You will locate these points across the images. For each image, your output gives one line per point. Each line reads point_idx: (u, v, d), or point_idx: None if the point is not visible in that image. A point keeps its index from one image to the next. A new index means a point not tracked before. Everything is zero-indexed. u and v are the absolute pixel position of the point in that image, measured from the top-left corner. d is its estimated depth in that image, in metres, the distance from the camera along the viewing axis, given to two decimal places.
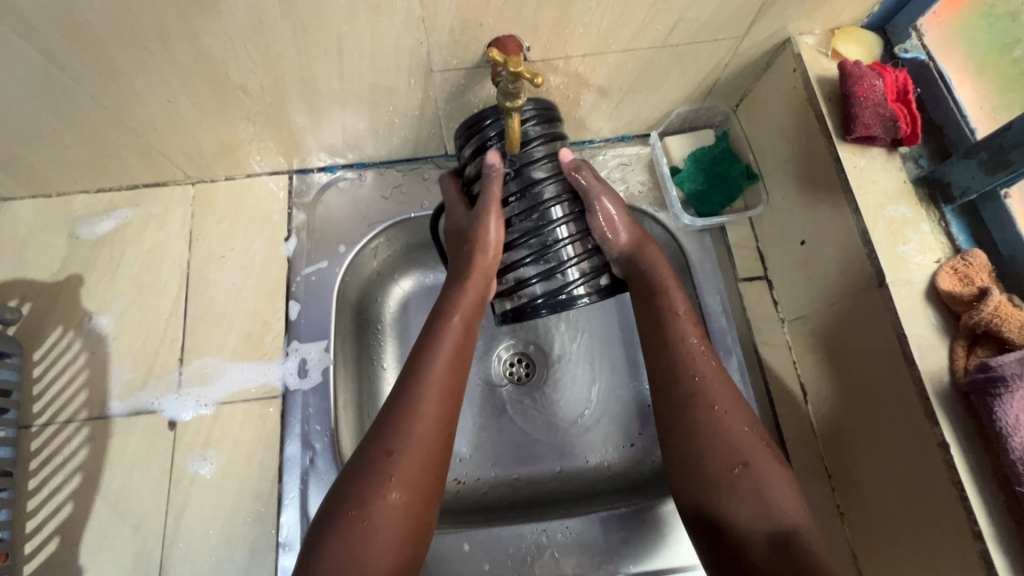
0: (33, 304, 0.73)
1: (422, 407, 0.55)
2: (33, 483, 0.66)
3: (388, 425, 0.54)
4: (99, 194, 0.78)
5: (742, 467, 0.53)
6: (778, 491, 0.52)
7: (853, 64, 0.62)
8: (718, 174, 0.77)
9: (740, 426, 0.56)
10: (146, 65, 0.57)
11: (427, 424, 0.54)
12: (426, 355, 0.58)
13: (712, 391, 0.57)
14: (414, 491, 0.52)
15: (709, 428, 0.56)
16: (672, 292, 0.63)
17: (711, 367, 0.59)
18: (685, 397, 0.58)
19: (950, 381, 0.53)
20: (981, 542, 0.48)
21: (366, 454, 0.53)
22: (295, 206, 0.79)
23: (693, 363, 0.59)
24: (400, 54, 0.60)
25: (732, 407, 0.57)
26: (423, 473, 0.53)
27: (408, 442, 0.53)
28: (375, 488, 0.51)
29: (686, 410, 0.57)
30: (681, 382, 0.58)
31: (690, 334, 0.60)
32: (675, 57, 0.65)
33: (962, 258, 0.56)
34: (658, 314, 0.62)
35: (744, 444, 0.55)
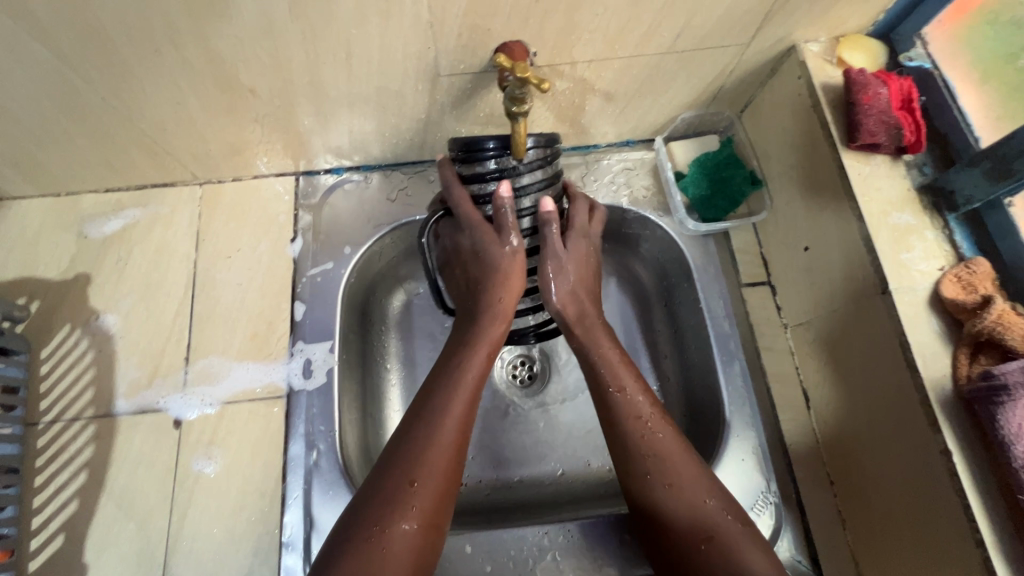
0: (41, 302, 0.74)
1: (443, 436, 0.55)
2: (40, 479, 0.66)
3: (410, 452, 0.54)
4: (108, 193, 0.79)
5: (706, 542, 0.52)
6: (748, 557, 0.50)
7: (858, 72, 0.63)
8: (722, 179, 0.78)
9: (703, 497, 0.55)
10: (157, 67, 0.57)
11: (446, 452, 0.54)
12: (449, 386, 0.58)
13: (668, 466, 0.56)
14: (431, 521, 0.52)
15: (669, 505, 0.55)
16: (616, 368, 0.62)
17: (664, 441, 0.57)
18: (642, 454, 0.57)
19: (953, 388, 0.53)
20: (983, 549, 0.48)
21: (388, 479, 0.52)
22: (301, 207, 0.80)
23: (643, 440, 0.58)
24: (408, 59, 0.60)
25: (691, 480, 0.56)
26: (441, 498, 0.53)
27: (431, 470, 0.53)
28: (389, 516, 0.50)
29: (642, 487, 0.57)
30: (635, 463, 0.57)
31: (639, 410, 0.59)
32: (680, 63, 0.66)
33: (966, 266, 0.56)
34: (599, 378, 0.61)
35: (705, 518, 0.53)
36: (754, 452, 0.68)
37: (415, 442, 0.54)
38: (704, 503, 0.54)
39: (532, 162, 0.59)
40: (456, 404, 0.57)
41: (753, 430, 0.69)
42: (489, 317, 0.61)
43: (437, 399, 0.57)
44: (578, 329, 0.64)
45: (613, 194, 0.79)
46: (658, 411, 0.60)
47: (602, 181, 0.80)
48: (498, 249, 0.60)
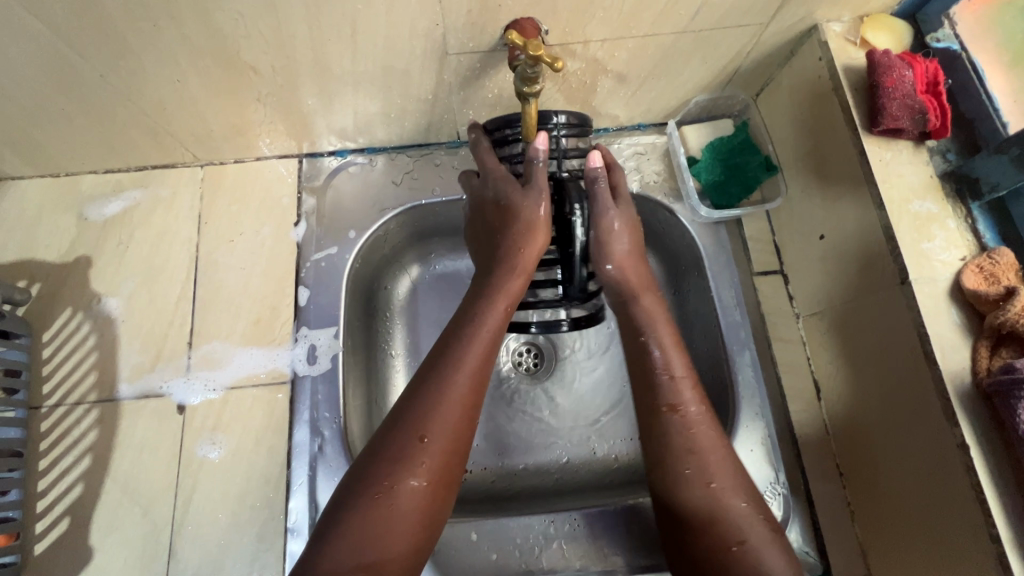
0: (42, 285, 0.73)
1: (456, 391, 0.54)
2: (44, 463, 0.66)
3: (423, 407, 0.53)
4: (107, 174, 0.77)
5: (739, 545, 0.51)
6: (771, 562, 0.51)
7: (882, 53, 0.61)
8: (735, 166, 0.76)
9: (739, 501, 0.54)
10: (155, 43, 0.55)
11: (455, 407, 0.53)
12: (467, 332, 0.57)
13: (709, 466, 0.55)
14: (439, 481, 0.52)
15: (703, 506, 0.54)
16: (668, 354, 0.61)
17: (707, 437, 0.57)
18: (686, 449, 0.56)
19: (973, 381, 0.52)
20: (998, 545, 0.48)
21: (396, 438, 0.52)
22: (304, 190, 0.78)
23: (687, 430, 0.57)
24: (415, 36, 0.58)
25: (730, 482, 0.55)
26: (449, 460, 0.53)
27: (441, 428, 0.52)
28: (401, 472, 0.50)
29: (676, 480, 0.56)
30: (674, 453, 0.56)
31: (684, 402, 0.58)
32: (696, 43, 0.64)
33: (988, 256, 0.55)
34: (647, 363, 0.60)
35: (739, 521, 0.53)
36: (763, 443, 0.67)
37: (427, 392, 0.53)
38: (739, 503, 0.54)
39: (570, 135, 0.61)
40: (471, 357, 0.55)
41: (763, 421, 0.68)
42: (505, 267, 0.60)
43: (455, 346, 0.56)
44: (636, 305, 0.63)
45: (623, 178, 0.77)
46: (703, 406, 0.59)
47: None
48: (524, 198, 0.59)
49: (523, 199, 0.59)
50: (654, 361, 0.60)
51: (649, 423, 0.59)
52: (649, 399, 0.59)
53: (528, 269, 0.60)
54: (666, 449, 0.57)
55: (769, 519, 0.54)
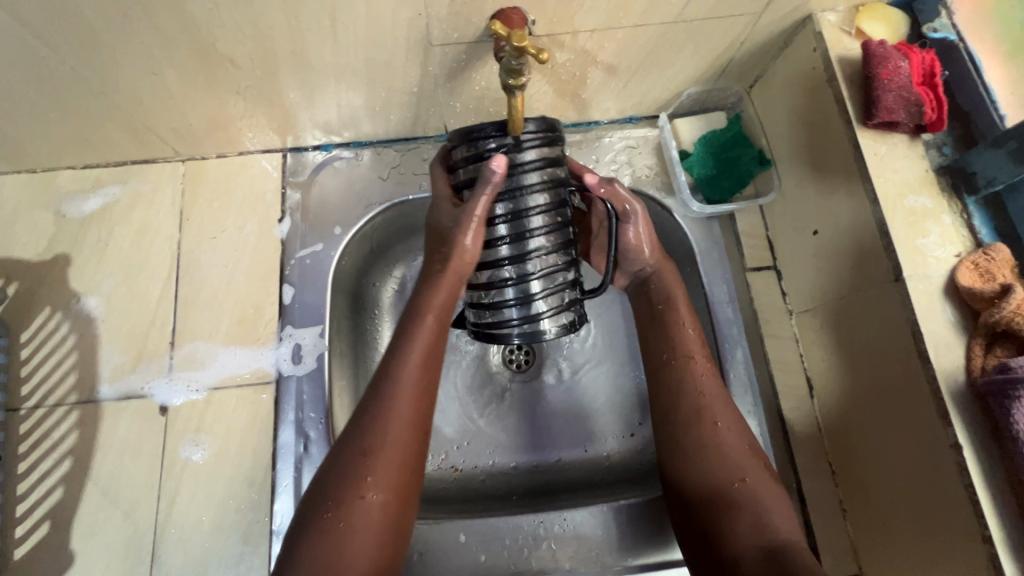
0: (20, 284, 0.71)
1: (396, 406, 0.53)
2: (23, 466, 0.65)
3: (364, 425, 0.52)
4: (86, 170, 0.75)
5: (740, 483, 0.54)
6: (770, 508, 0.52)
7: (878, 44, 0.59)
8: (729, 159, 0.74)
9: (743, 445, 0.56)
10: (127, 35, 0.53)
11: (401, 421, 0.53)
12: (402, 350, 0.56)
13: (714, 405, 0.58)
14: (393, 492, 0.51)
15: (705, 446, 0.56)
16: (682, 313, 0.62)
17: (711, 385, 0.59)
18: (694, 395, 0.58)
19: (967, 380, 0.51)
20: (990, 545, 0.47)
21: (342, 456, 0.52)
22: (289, 185, 0.77)
23: (694, 379, 0.59)
24: (398, 27, 0.56)
25: (734, 426, 0.57)
26: (400, 472, 0.52)
27: (384, 442, 0.52)
28: (349, 491, 0.50)
29: (682, 427, 0.57)
30: (684, 399, 0.58)
31: (694, 350, 0.60)
32: (688, 34, 0.62)
33: (984, 252, 0.54)
34: (673, 329, 0.62)
35: (739, 459, 0.55)
36: None
37: (370, 409, 0.53)
38: (739, 446, 0.56)
39: (532, 142, 0.52)
40: (409, 372, 0.55)
41: (754, 418, 0.68)
42: (432, 281, 0.58)
43: (390, 366, 0.55)
44: (665, 276, 0.64)
45: (614, 173, 0.76)
46: (707, 356, 0.61)
47: (602, 162, 0.77)
48: (453, 224, 0.55)
49: (453, 226, 0.54)
50: (670, 317, 0.62)
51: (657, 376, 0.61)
52: (662, 353, 0.61)
53: (457, 279, 0.57)
54: (675, 399, 0.58)
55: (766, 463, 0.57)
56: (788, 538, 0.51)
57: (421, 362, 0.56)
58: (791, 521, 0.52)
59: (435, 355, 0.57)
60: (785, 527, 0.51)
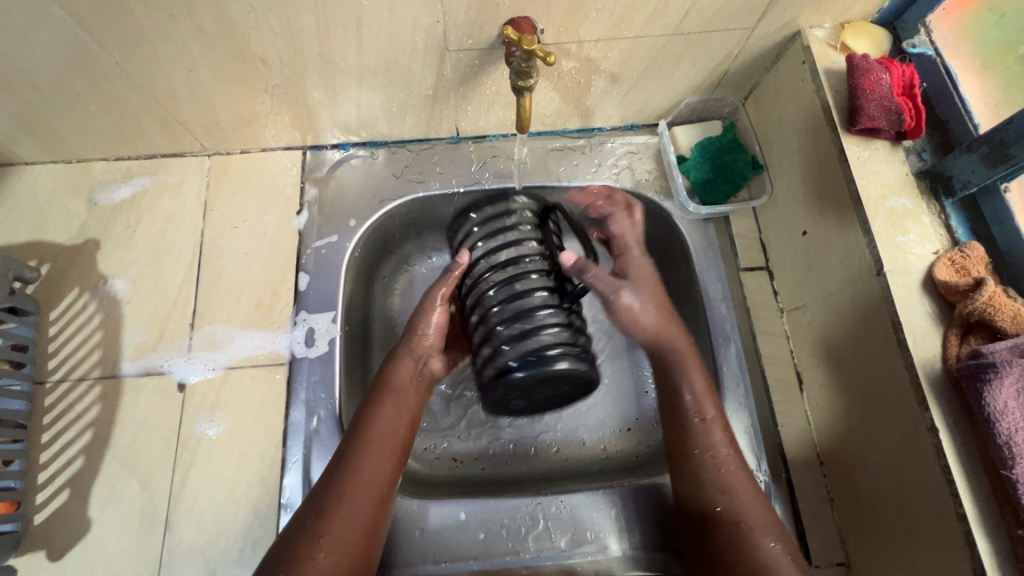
0: (51, 265, 0.75)
1: (359, 470, 0.56)
2: (46, 436, 0.68)
3: (336, 481, 0.56)
4: (118, 161, 0.80)
5: None
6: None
7: (861, 57, 0.64)
8: (724, 164, 0.78)
9: (767, 540, 0.55)
10: (171, 33, 0.58)
11: (359, 488, 0.55)
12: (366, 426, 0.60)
13: (739, 502, 0.58)
14: (345, 554, 0.52)
15: (735, 544, 0.55)
16: (700, 397, 0.63)
17: (739, 478, 0.59)
18: (716, 487, 0.58)
19: (943, 367, 0.54)
20: (965, 523, 0.49)
21: (302, 510, 0.55)
22: (308, 181, 0.81)
23: (720, 473, 0.59)
24: (417, 32, 0.61)
25: (760, 520, 0.57)
26: (353, 537, 0.53)
27: (341, 500, 0.54)
28: (306, 546, 0.52)
29: (710, 520, 0.58)
30: (707, 497, 0.58)
31: (716, 443, 0.61)
32: (685, 46, 0.67)
33: (960, 249, 0.57)
34: (680, 404, 0.63)
35: (768, 561, 0.54)
36: (746, 433, 0.68)
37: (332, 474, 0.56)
38: (769, 543, 0.55)
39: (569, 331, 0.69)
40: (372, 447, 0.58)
41: (746, 409, 0.70)
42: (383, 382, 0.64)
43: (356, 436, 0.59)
44: (654, 352, 0.67)
45: (616, 176, 0.80)
46: (734, 449, 0.61)
47: (604, 165, 0.81)
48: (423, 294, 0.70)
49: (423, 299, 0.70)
50: (686, 404, 0.63)
51: (681, 462, 0.61)
52: (681, 443, 0.62)
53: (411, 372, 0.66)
54: (699, 489, 0.59)
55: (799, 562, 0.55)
56: None
57: (384, 431, 0.59)
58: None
59: (395, 441, 0.60)
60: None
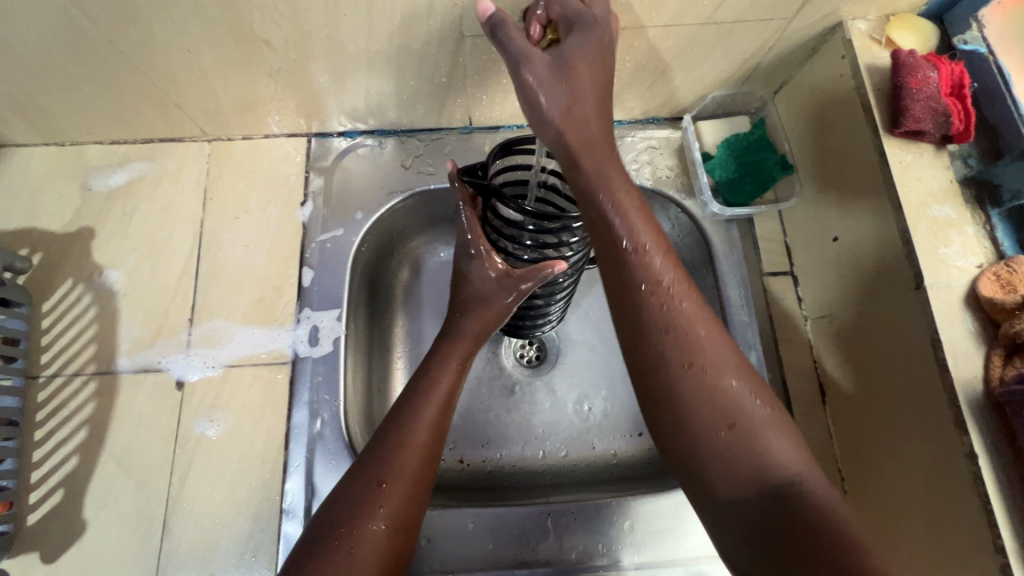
0: (44, 254, 0.72)
1: (414, 440, 0.52)
2: (39, 434, 0.65)
3: (382, 452, 0.51)
4: (114, 145, 0.76)
5: (732, 429, 0.43)
6: (776, 444, 0.43)
7: (908, 53, 0.60)
8: (752, 163, 0.73)
9: (728, 381, 0.45)
10: (169, 11, 0.54)
11: (417, 457, 0.51)
12: (421, 393, 0.56)
13: (694, 344, 0.46)
14: (402, 524, 0.48)
15: (693, 390, 0.45)
16: (629, 219, 0.48)
17: (689, 312, 0.47)
18: (663, 329, 0.47)
19: (984, 390, 0.51)
20: (1003, 556, 0.47)
21: (356, 480, 0.50)
22: (312, 170, 0.77)
23: (664, 310, 0.47)
24: (433, 16, 0.57)
25: (716, 359, 0.46)
26: (411, 505, 0.49)
27: (400, 471, 0.50)
28: (363, 515, 0.47)
29: (658, 372, 0.46)
30: (652, 340, 0.47)
31: (657, 274, 0.48)
32: (718, 36, 0.62)
33: (1006, 264, 0.54)
34: (609, 230, 0.48)
35: (731, 400, 0.44)
36: None
37: (385, 441, 0.52)
38: (728, 383, 0.45)
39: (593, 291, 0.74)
40: (427, 412, 0.54)
41: None
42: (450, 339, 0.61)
43: (411, 405, 0.55)
44: (584, 160, 0.49)
45: (636, 172, 0.75)
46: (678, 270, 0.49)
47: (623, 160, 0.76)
48: (496, 288, 0.61)
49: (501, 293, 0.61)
50: (616, 229, 0.48)
51: (617, 306, 0.49)
52: (619, 279, 0.48)
53: (475, 334, 0.61)
54: (642, 338, 0.47)
55: (769, 398, 0.46)
56: (793, 471, 0.42)
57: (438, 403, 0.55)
58: (800, 455, 0.43)
59: (449, 412, 0.56)
60: (795, 465, 0.42)
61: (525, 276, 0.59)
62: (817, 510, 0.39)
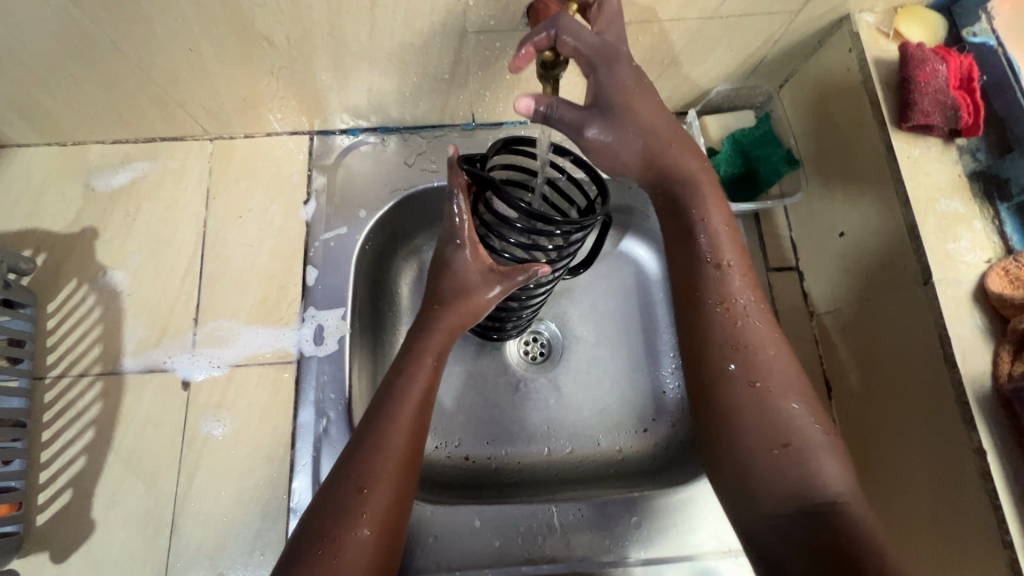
0: (48, 255, 0.72)
1: (394, 443, 0.52)
2: (47, 434, 0.65)
3: (362, 457, 0.50)
4: (116, 145, 0.76)
5: (784, 447, 0.47)
6: (826, 465, 0.46)
7: (916, 46, 0.59)
8: (756, 159, 0.73)
9: (787, 401, 0.49)
10: (170, 10, 0.54)
11: (396, 459, 0.51)
12: (398, 391, 0.55)
13: (759, 362, 0.50)
14: (387, 528, 0.49)
15: (752, 405, 0.49)
16: (715, 238, 0.55)
17: (759, 332, 0.52)
18: (730, 343, 0.51)
19: (992, 386, 0.51)
20: (1011, 551, 0.47)
21: (336, 487, 0.49)
22: (315, 168, 0.77)
23: (733, 328, 0.52)
24: (436, 12, 0.56)
25: (778, 380, 0.50)
26: (394, 507, 0.50)
27: (381, 475, 0.50)
28: (346, 521, 0.47)
29: (720, 381, 0.51)
30: (718, 354, 0.51)
31: (732, 294, 0.53)
32: (723, 30, 0.62)
33: (1015, 259, 0.54)
34: (692, 250, 0.56)
35: (788, 419, 0.48)
36: None
37: (365, 445, 0.51)
38: (788, 404, 0.49)
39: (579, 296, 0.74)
40: (404, 411, 0.54)
41: None
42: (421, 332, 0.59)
43: (389, 405, 0.54)
44: (674, 184, 0.56)
45: None
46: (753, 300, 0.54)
47: None
48: (479, 280, 0.59)
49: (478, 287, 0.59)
50: (702, 250, 0.55)
51: (688, 315, 0.54)
52: (692, 292, 0.55)
53: (451, 326, 0.60)
54: (707, 348, 0.52)
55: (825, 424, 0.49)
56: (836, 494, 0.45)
57: (415, 402, 0.55)
58: (846, 478, 0.46)
59: (428, 408, 0.56)
60: (839, 486, 0.45)
61: (508, 273, 0.59)
62: (850, 535, 0.43)
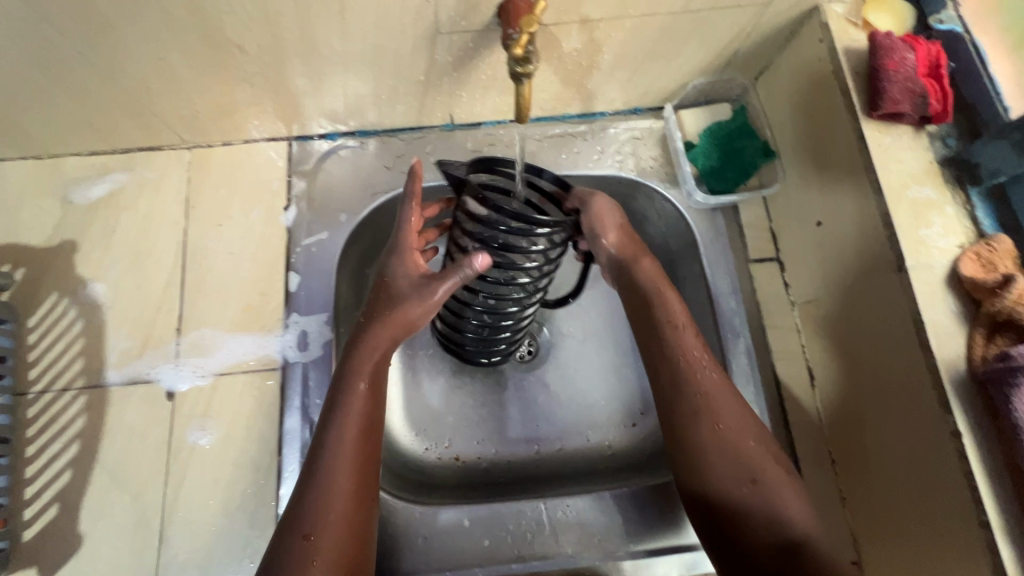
0: (27, 270, 0.71)
1: (336, 484, 0.51)
2: (31, 450, 0.65)
3: (306, 505, 0.50)
4: (93, 156, 0.75)
5: (752, 485, 0.53)
6: (790, 500, 0.52)
7: (884, 35, 0.60)
8: (733, 151, 0.74)
9: (748, 440, 0.55)
10: (137, 20, 0.54)
11: (343, 500, 0.51)
12: (334, 429, 0.53)
13: (719, 408, 0.56)
14: (343, 568, 0.49)
15: (718, 449, 0.55)
16: (669, 300, 0.62)
17: (715, 378, 0.58)
18: (692, 391, 0.57)
19: (967, 369, 0.52)
20: (988, 531, 0.48)
21: (283, 538, 0.49)
22: (294, 173, 0.77)
23: (692, 376, 0.58)
24: (406, 13, 0.56)
25: (738, 422, 0.56)
26: (347, 546, 0.50)
27: (327, 520, 0.50)
28: (297, 571, 0.47)
29: (688, 428, 0.56)
30: (682, 400, 0.57)
31: (688, 346, 0.59)
32: (695, 24, 0.62)
33: (986, 243, 0.55)
34: (650, 312, 0.61)
35: (753, 457, 0.54)
36: None
37: (309, 491, 0.51)
38: (750, 444, 0.55)
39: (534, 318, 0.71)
40: (342, 450, 0.52)
41: (756, 408, 0.66)
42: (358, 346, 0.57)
43: (326, 445, 0.52)
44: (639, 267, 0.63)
45: (617, 165, 0.75)
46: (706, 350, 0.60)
47: (606, 152, 0.76)
48: (412, 289, 0.57)
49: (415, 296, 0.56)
50: (657, 312, 0.61)
51: (657, 369, 0.60)
52: (657, 348, 0.60)
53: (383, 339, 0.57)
54: (674, 400, 0.58)
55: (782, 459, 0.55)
56: (804, 527, 0.51)
57: (353, 437, 0.53)
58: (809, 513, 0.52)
59: (369, 436, 0.54)
60: (803, 519, 0.51)
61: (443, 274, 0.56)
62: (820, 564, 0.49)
